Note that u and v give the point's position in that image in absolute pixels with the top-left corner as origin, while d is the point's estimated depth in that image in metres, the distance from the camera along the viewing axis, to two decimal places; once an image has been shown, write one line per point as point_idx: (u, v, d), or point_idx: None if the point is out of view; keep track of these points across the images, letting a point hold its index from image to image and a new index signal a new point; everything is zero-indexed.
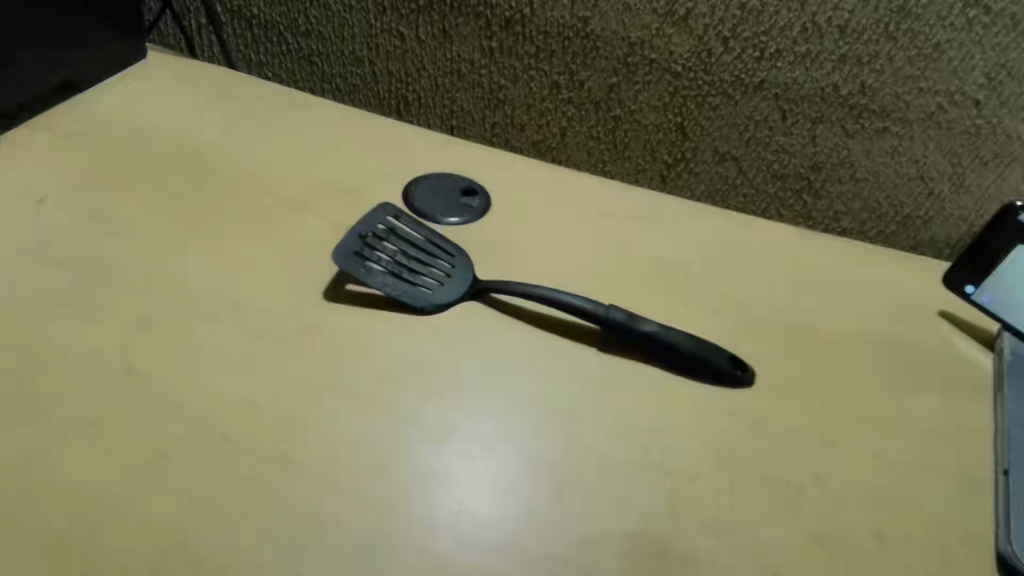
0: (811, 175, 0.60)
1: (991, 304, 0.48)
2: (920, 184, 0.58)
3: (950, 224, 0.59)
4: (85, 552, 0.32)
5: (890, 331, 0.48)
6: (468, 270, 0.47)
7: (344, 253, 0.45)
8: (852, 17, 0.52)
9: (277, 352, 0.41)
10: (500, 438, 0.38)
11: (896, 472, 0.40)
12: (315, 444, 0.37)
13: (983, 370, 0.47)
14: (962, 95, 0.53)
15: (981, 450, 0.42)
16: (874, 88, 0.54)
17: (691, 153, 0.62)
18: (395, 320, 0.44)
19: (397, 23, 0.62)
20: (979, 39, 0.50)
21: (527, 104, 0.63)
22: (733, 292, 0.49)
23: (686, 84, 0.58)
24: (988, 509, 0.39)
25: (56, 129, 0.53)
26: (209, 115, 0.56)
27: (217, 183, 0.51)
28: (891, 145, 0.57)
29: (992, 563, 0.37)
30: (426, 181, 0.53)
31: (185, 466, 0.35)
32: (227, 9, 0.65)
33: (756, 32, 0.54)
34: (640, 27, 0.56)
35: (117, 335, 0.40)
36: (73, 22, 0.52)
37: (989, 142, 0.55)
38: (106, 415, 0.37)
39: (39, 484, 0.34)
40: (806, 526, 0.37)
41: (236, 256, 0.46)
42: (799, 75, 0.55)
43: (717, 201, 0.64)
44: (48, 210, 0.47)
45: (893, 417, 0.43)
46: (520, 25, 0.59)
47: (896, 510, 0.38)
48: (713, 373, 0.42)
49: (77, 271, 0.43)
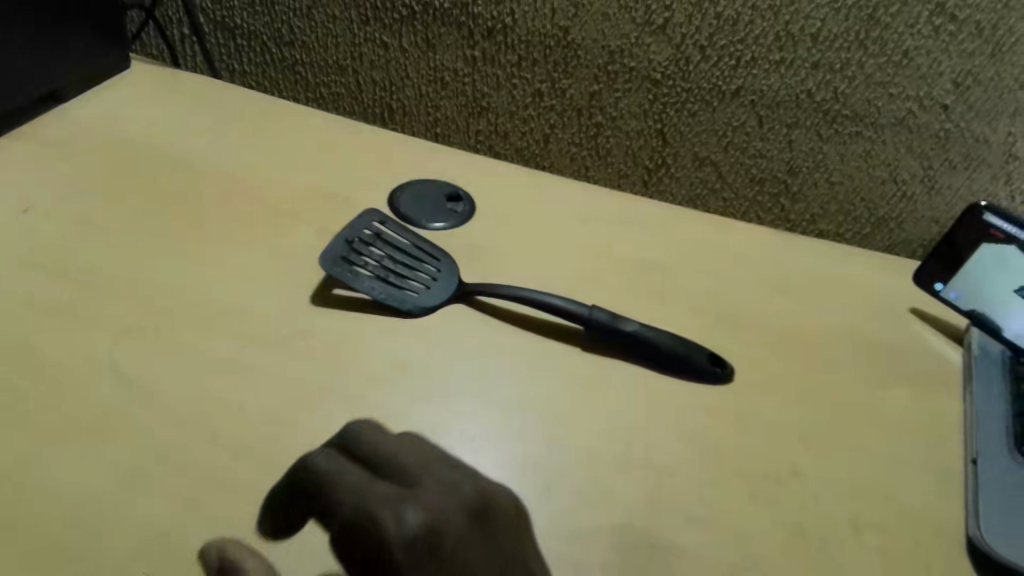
0: (788, 179, 0.61)
1: (958, 299, 0.51)
2: (894, 186, 0.60)
3: (922, 226, 0.61)
4: (84, 553, 0.32)
5: (867, 328, 0.50)
6: (454, 273, 0.47)
7: (331, 258, 0.46)
8: (824, 25, 0.53)
9: (270, 357, 0.41)
10: (486, 439, 0.39)
11: (871, 462, 0.42)
12: (305, 444, 0.37)
13: (952, 364, 0.49)
14: (931, 99, 0.55)
15: (952, 442, 0.44)
16: (847, 94, 0.56)
17: (672, 158, 0.63)
18: (381, 322, 0.45)
19: (381, 32, 0.62)
20: (946, 46, 0.52)
21: (510, 112, 0.64)
22: (714, 293, 0.50)
23: (665, 91, 0.59)
24: (958, 498, 0.41)
25: (42, 135, 0.53)
26: (195, 123, 0.57)
27: (203, 191, 0.51)
28: (864, 149, 0.58)
29: (964, 550, 0.38)
30: (412, 186, 0.54)
31: (180, 468, 0.36)
32: (210, 19, 0.66)
33: (732, 40, 0.55)
34: (618, 37, 0.57)
35: (110, 341, 0.41)
36: (60, 28, 0.53)
37: (958, 144, 0.56)
38: (102, 420, 0.37)
39: (35, 488, 0.34)
40: (786, 519, 0.38)
41: (225, 264, 0.46)
42: (774, 82, 0.56)
43: (698, 206, 0.65)
44: (36, 217, 0.47)
45: (869, 411, 0.45)
46: (501, 35, 0.60)
47: (873, 501, 0.40)
48: (693, 372, 0.44)
49: (66, 279, 0.44)
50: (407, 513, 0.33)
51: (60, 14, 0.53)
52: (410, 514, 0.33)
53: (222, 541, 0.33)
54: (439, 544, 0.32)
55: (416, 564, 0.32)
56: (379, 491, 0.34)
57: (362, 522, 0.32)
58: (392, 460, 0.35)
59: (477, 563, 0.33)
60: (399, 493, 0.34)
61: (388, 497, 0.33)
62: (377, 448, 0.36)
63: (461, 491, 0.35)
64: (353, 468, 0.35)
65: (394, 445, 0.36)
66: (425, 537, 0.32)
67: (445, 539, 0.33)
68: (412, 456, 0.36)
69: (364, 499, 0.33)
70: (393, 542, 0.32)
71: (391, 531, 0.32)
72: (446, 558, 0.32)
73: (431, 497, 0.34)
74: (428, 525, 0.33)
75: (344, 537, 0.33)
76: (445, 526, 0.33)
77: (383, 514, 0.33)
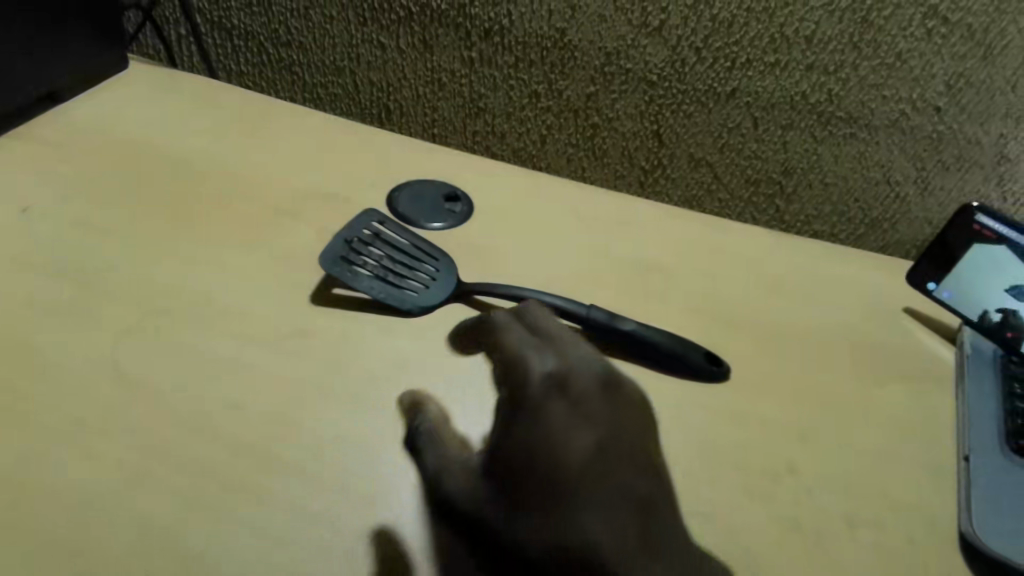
0: (782, 180, 0.62)
1: (951, 299, 0.51)
2: (887, 187, 0.60)
3: (915, 226, 0.62)
4: (84, 552, 0.33)
5: (861, 328, 0.50)
6: (453, 272, 0.48)
7: (331, 257, 0.46)
8: (818, 28, 0.53)
9: (271, 357, 0.42)
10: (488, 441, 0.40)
11: (866, 459, 0.42)
12: (307, 442, 0.38)
13: (945, 363, 0.50)
14: (924, 102, 0.55)
15: (945, 441, 0.44)
16: (840, 96, 0.56)
17: (667, 160, 0.63)
18: (381, 321, 0.45)
19: (378, 33, 0.62)
20: (938, 49, 0.53)
21: (507, 113, 0.64)
22: (711, 293, 0.51)
23: (661, 92, 0.59)
24: (952, 494, 0.41)
25: (41, 135, 0.53)
26: (193, 123, 0.57)
27: (202, 191, 0.51)
28: (857, 151, 0.59)
29: (957, 547, 0.39)
30: (411, 187, 0.54)
31: (181, 467, 0.36)
32: (207, 20, 0.66)
33: (726, 43, 0.55)
34: (615, 38, 0.58)
35: (110, 341, 0.41)
36: (59, 28, 0.53)
37: (951, 146, 0.57)
38: (100, 421, 0.37)
39: (33, 488, 0.34)
40: (783, 516, 0.39)
41: (224, 264, 0.47)
42: (769, 83, 0.57)
43: (694, 206, 0.66)
44: (35, 217, 0.47)
45: (864, 409, 0.45)
46: (498, 36, 0.60)
47: (868, 498, 0.40)
48: (689, 371, 0.44)
49: (65, 279, 0.44)
50: (548, 359, 0.36)
51: (59, 14, 0.53)
52: (551, 359, 0.36)
53: (416, 392, 0.41)
54: (568, 388, 0.35)
55: (543, 397, 0.34)
56: (533, 343, 0.37)
57: (513, 361, 0.36)
58: (548, 327, 0.38)
59: (601, 417, 0.34)
60: (548, 348, 0.37)
61: (538, 347, 0.37)
62: (543, 322, 0.38)
63: (596, 361, 0.36)
64: (519, 328, 0.38)
65: (558, 323, 0.39)
66: (557, 378, 0.35)
67: (575, 387, 0.35)
68: (568, 332, 0.38)
69: (519, 346, 0.37)
70: (531, 377, 0.35)
71: (532, 367, 0.35)
72: (573, 404, 0.34)
73: (574, 355, 0.36)
74: (561, 371, 0.35)
75: (498, 372, 0.36)
76: (578, 379, 0.35)
77: (529, 355, 0.36)
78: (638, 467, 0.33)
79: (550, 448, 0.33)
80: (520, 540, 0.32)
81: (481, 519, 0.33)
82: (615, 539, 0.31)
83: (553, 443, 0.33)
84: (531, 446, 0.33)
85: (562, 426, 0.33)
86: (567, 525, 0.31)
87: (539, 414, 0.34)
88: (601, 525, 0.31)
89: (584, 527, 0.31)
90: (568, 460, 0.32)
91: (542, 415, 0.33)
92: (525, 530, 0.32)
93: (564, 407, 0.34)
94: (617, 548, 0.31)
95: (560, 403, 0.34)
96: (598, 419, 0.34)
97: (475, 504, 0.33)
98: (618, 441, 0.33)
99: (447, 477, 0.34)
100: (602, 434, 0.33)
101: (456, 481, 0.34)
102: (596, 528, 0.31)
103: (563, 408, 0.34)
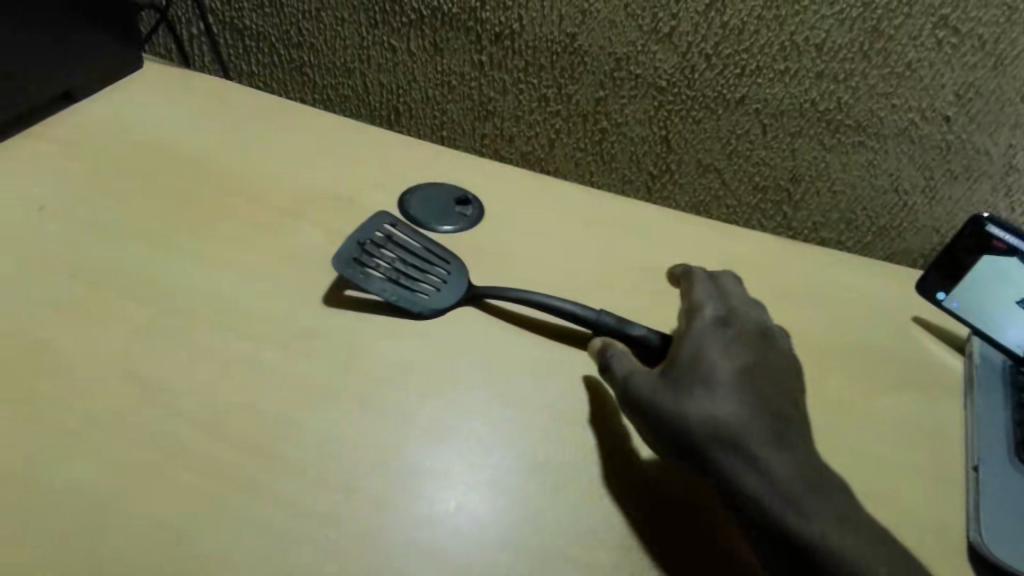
0: (790, 187, 0.62)
1: (959, 309, 0.51)
2: (895, 196, 0.61)
3: (923, 235, 0.62)
4: (90, 551, 0.33)
5: (869, 337, 0.51)
6: (463, 275, 0.48)
7: (343, 259, 0.46)
8: (829, 36, 0.53)
9: (280, 357, 0.42)
10: (493, 440, 0.40)
11: (874, 464, 0.43)
12: (315, 441, 0.38)
13: (954, 373, 0.50)
14: (933, 111, 0.55)
15: (954, 449, 0.45)
16: (850, 105, 0.56)
17: (675, 165, 0.63)
18: (393, 323, 0.45)
19: (389, 36, 0.63)
20: (948, 59, 0.53)
21: (515, 116, 0.65)
22: None
23: (671, 99, 0.60)
24: (959, 503, 0.41)
25: (52, 135, 0.53)
26: (204, 124, 0.57)
27: (210, 192, 0.52)
28: (867, 159, 0.59)
29: (965, 555, 0.39)
30: (423, 189, 0.55)
31: (191, 467, 0.36)
32: (219, 20, 0.66)
33: (736, 50, 0.56)
34: (625, 44, 0.58)
35: (119, 341, 0.41)
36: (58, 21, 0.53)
37: (959, 155, 0.57)
38: (109, 421, 0.38)
39: (38, 487, 0.35)
40: None
41: (231, 265, 0.47)
42: (777, 91, 0.57)
43: (701, 212, 0.66)
44: (46, 217, 0.47)
45: (872, 417, 0.45)
46: (509, 40, 0.60)
47: (876, 503, 0.40)
48: (640, 352, 0.44)
49: (75, 279, 0.44)
50: (721, 305, 0.42)
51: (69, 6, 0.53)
52: (723, 305, 0.42)
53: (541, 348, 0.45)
54: (733, 326, 0.41)
55: (707, 329, 0.40)
56: (710, 292, 0.44)
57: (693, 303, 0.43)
58: (728, 286, 0.45)
59: (756, 350, 0.39)
60: (723, 298, 0.43)
61: (713, 294, 0.43)
62: (726, 283, 0.45)
63: (760, 315, 0.43)
64: (704, 283, 0.45)
65: (741, 289, 0.45)
66: (727, 318, 0.41)
67: (737, 326, 0.41)
68: (742, 294, 0.44)
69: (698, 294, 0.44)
70: (705, 314, 0.41)
71: (707, 309, 0.42)
72: (732, 336, 0.40)
73: (744, 308, 0.43)
74: (730, 313, 0.42)
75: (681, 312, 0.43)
76: (742, 322, 0.41)
77: (705, 302, 0.43)
78: (781, 386, 0.38)
79: (709, 359, 0.38)
80: (681, 418, 0.35)
81: (651, 404, 0.37)
82: (755, 428, 0.35)
83: (714, 355, 0.38)
84: (698, 354, 0.38)
85: (720, 346, 0.39)
86: (716, 408, 0.35)
87: (707, 336, 0.40)
88: (744, 415, 0.35)
89: (729, 413, 0.35)
90: (720, 369, 0.37)
91: (708, 337, 0.39)
92: (686, 409, 0.35)
93: (726, 336, 0.40)
94: (755, 432, 0.34)
95: (721, 333, 0.40)
96: (753, 350, 0.39)
97: (654, 393, 0.37)
98: (764, 365, 0.38)
99: (636, 373, 0.39)
100: (753, 359, 0.38)
101: (642, 375, 0.39)
102: (740, 415, 0.35)
103: (723, 337, 0.39)
